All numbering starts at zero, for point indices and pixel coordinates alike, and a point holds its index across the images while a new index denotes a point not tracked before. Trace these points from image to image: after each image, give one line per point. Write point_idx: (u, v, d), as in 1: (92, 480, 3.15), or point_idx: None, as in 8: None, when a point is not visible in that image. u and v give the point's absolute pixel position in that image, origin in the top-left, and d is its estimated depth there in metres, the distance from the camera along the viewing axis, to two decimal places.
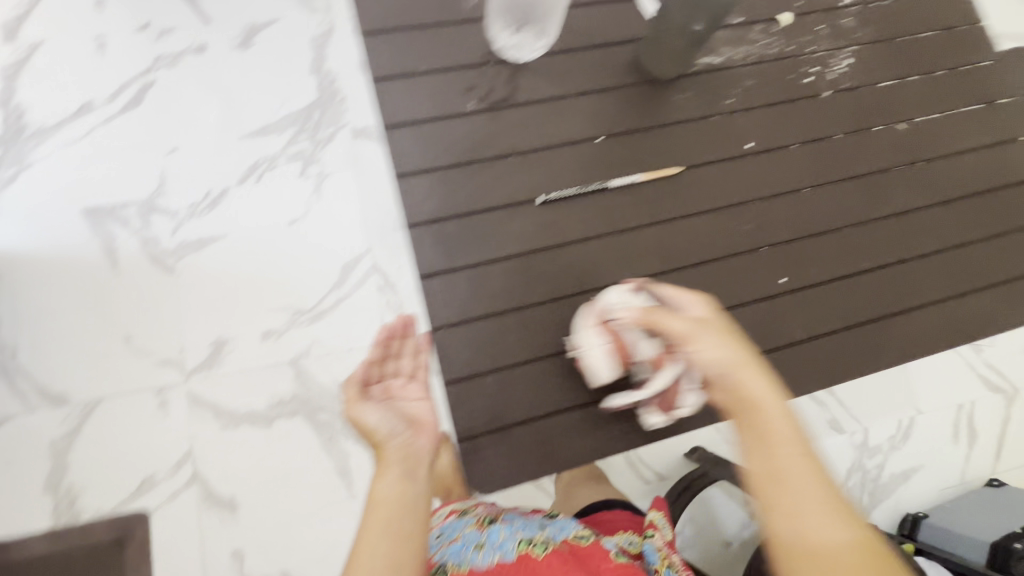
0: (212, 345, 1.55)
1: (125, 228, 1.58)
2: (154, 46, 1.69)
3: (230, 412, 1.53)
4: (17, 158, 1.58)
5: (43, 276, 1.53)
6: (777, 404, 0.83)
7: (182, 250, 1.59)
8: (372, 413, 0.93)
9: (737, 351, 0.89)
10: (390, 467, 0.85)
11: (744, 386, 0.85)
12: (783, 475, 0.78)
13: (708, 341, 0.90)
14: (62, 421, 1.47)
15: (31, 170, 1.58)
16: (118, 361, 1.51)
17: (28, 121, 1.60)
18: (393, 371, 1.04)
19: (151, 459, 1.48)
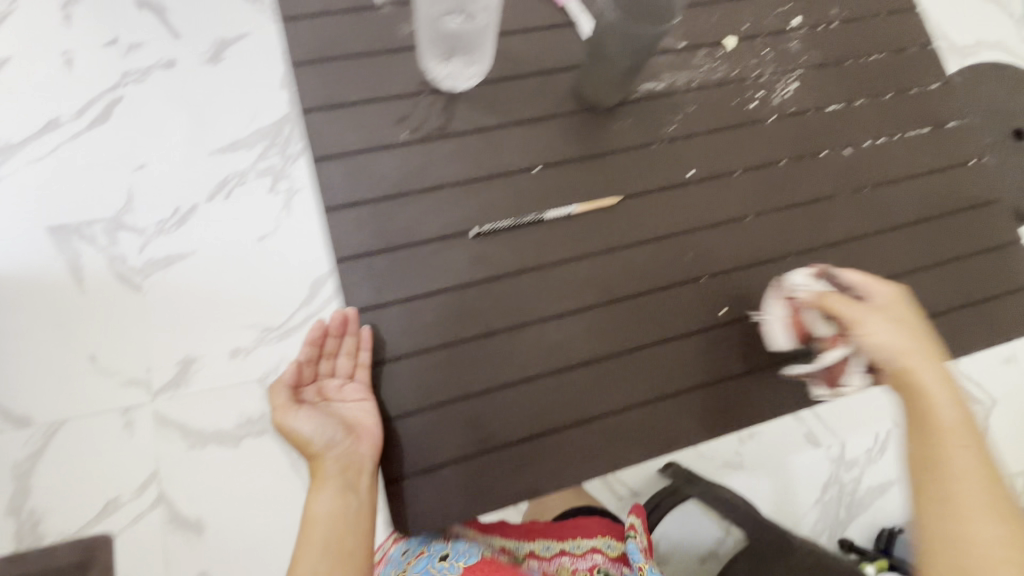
0: (177, 366, 1.40)
1: (93, 247, 1.45)
2: (124, 62, 1.55)
3: (198, 433, 1.38)
4: None
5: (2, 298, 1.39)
6: (951, 396, 0.62)
7: (148, 269, 1.45)
8: (302, 425, 0.68)
9: (905, 326, 0.65)
10: (325, 481, 0.69)
11: (915, 366, 0.63)
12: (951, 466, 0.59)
13: (874, 314, 0.65)
14: (23, 445, 1.33)
15: None
16: (88, 379, 1.38)
17: None
18: (331, 369, 0.70)
19: (117, 480, 1.34)
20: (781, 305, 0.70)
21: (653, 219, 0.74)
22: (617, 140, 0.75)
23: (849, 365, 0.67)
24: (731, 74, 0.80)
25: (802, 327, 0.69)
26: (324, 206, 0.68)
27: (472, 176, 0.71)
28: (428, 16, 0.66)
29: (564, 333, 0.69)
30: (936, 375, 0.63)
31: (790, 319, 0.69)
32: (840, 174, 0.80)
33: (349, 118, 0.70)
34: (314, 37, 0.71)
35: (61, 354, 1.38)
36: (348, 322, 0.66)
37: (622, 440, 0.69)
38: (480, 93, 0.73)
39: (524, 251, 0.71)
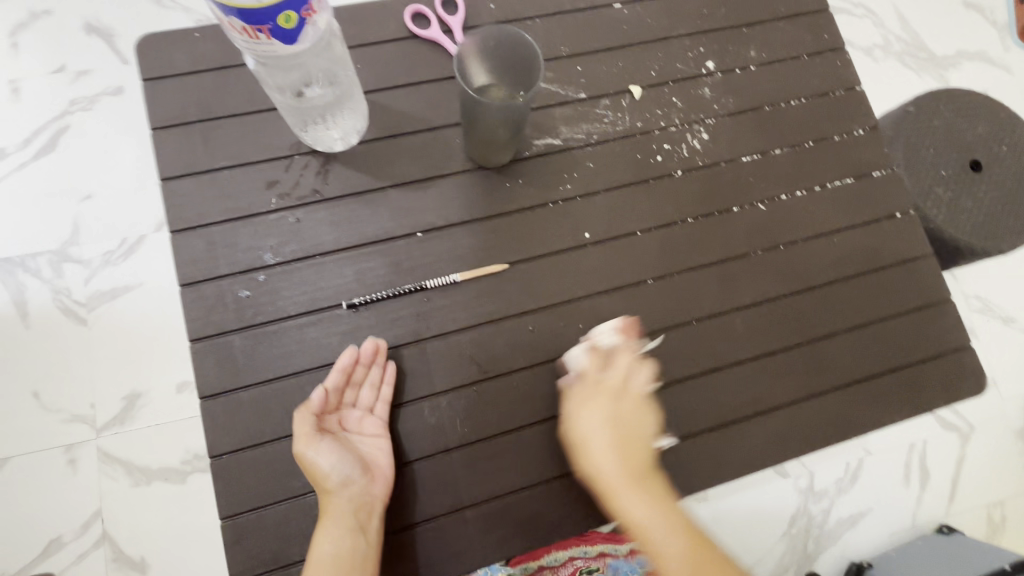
0: (125, 399, 1.00)
1: (34, 278, 1.04)
2: (70, 89, 1.12)
3: (142, 467, 0.97)
4: None
5: None
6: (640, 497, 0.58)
7: (95, 302, 1.03)
8: (322, 457, 0.58)
9: (622, 410, 0.64)
10: (334, 521, 0.57)
11: (599, 455, 0.61)
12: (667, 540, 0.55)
13: (584, 400, 0.64)
14: None
15: None
16: (28, 422, 0.99)
17: None
18: (354, 398, 0.64)
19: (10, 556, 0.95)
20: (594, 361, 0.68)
21: (539, 288, 0.69)
22: (508, 200, 0.71)
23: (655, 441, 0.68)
24: (635, 125, 0.75)
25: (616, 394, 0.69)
26: (182, 280, 0.63)
27: (347, 244, 0.67)
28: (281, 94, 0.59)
29: (443, 414, 0.65)
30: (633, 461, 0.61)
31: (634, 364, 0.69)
32: (753, 232, 0.75)
33: (211, 187, 0.66)
34: (180, 100, 0.67)
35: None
36: (378, 353, 0.64)
37: (503, 528, 0.64)
38: (359, 153, 0.69)
39: (401, 322, 0.66)
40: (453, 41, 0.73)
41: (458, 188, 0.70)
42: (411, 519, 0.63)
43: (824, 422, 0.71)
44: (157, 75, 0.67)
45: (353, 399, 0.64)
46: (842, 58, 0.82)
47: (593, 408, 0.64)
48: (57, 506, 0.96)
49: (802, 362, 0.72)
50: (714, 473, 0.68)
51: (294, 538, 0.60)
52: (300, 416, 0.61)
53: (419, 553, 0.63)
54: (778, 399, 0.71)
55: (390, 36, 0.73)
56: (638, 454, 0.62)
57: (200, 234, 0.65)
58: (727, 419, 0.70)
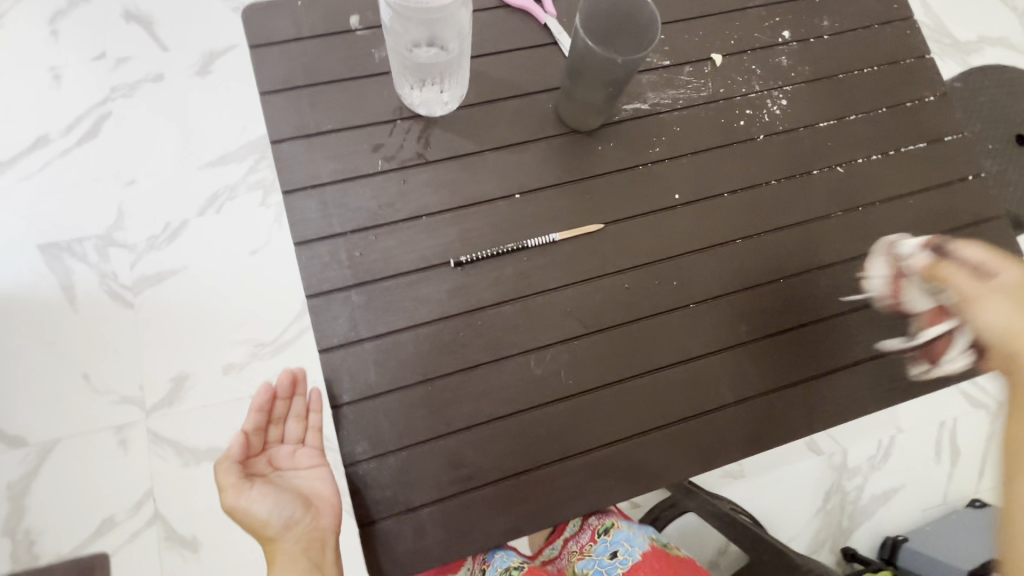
0: (173, 379, 1.15)
1: (83, 263, 1.19)
2: (111, 76, 1.27)
3: (190, 447, 1.13)
4: None
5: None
6: None
7: (140, 286, 1.19)
8: (257, 503, 0.62)
9: None
10: (285, 562, 0.61)
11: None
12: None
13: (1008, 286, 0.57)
14: (16, 464, 1.09)
15: None
16: (79, 403, 1.13)
17: None
18: (280, 435, 0.69)
19: (104, 503, 1.10)
20: (885, 262, 0.72)
21: (633, 248, 0.71)
22: (600, 163, 0.73)
23: (952, 346, 0.67)
24: (718, 92, 0.77)
25: (893, 292, 0.71)
26: (296, 239, 0.66)
27: (451, 204, 0.69)
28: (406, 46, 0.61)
29: (547, 366, 0.67)
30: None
31: (886, 278, 0.72)
32: (833, 194, 0.77)
33: (321, 149, 0.68)
34: (283, 63, 0.69)
35: (50, 372, 1.13)
36: (296, 383, 0.71)
37: (608, 476, 0.66)
38: (458, 118, 0.71)
39: (504, 280, 0.69)
40: (542, 11, 0.76)
41: (552, 152, 0.73)
42: (522, 469, 0.65)
43: (907, 375, 0.74)
44: (262, 41, 0.69)
45: (280, 436, 0.69)
46: (913, 28, 0.85)
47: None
48: (120, 473, 1.11)
49: (884, 319, 0.75)
50: (805, 424, 0.71)
51: (416, 482, 0.63)
52: (223, 470, 0.63)
53: (532, 503, 0.64)
54: (863, 353, 0.74)
55: (481, 6, 0.75)
56: None
57: (311, 194, 0.67)
58: (816, 372, 0.72)
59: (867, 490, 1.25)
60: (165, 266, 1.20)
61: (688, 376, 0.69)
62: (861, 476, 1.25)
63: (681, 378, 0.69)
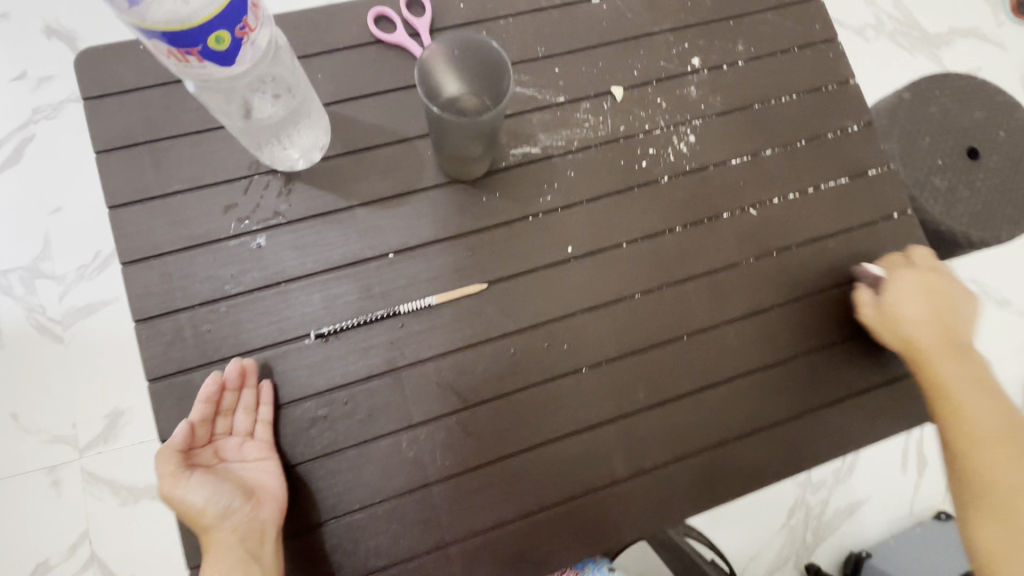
0: (107, 418, 1.11)
1: (9, 296, 1.13)
2: (33, 96, 1.21)
3: (127, 485, 1.09)
4: None
5: None
6: (981, 389, 0.61)
7: (70, 319, 1.13)
8: (193, 493, 0.54)
9: (936, 302, 0.66)
10: (219, 554, 0.53)
11: (932, 349, 0.64)
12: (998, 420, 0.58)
13: (908, 289, 0.67)
14: None
15: None
16: (6, 445, 1.08)
17: None
18: (228, 426, 0.59)
19: (37, 547, 1.06)
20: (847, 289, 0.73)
21: (519, 310, 0.65)
22: (483, 216, 0.67)
23: None
24: (617, 130, 0.71)
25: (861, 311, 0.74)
26: (137, 316, 0.59)
27: (315, 269, 0.63)
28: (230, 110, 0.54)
29: (421, 446, 0.62)
30: (962, 359, 0.63)
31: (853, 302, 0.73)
32: (745, 239, 0.71)
33: (165, 213, 0.61)
34: (122, 119, 0.62)
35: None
36: (248, 374, 0.59)
37: (491, 566, 0.60)
38: (323, 171, 0.65)
39: (376, 349, 0.63)
40: (419, 46, 0.69)
41: (429, 205, 0.66)
42: (396, 563, 0.60)
43: (824, 437, 0.68)
44: (95, 93, 0.62)
45: (227, 426, 0.59)
46: (835, 50, 0.78)
47: (926, 300, 0.66)
48: (47, 528, 1.06)
49: (802, 375, 0.69)
50: (712, 495, 0.65)
51: None
52: (161, 454, 0.55)
53: None
54: (779, 415, 0.67)
55: (352, 42, 0.68)
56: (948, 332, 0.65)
57: (154, 264, 0.60)
58: (726, 438, 0.66)
59: (832, 504, 1.20)
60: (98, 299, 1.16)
61: (578, 448, 0.64)
62: (826, 490, 1.19)
63: (571, 450, 0.64)
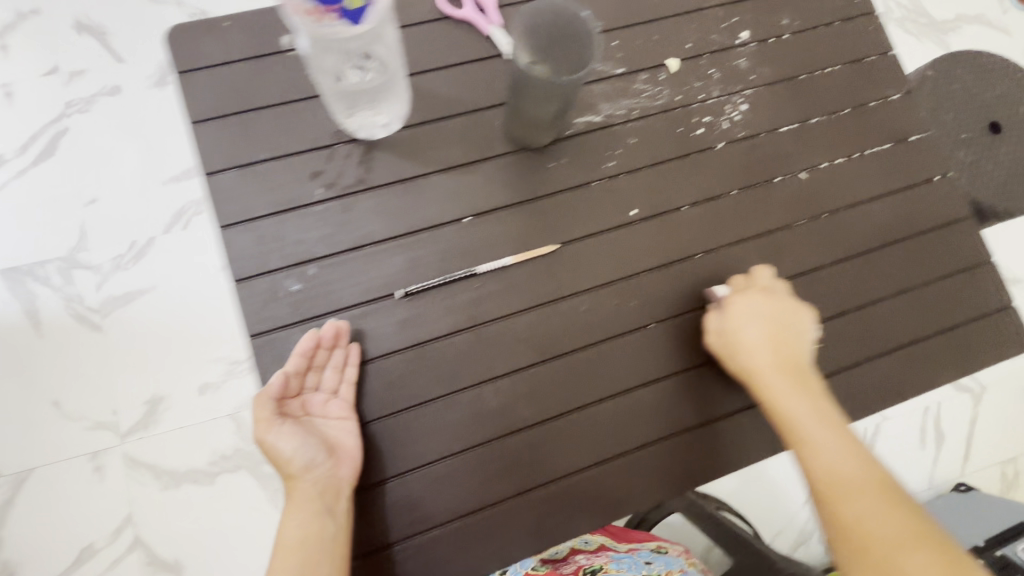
0: (147, 405, 1.12)
1: (46, 286, 1.16)
2: (64, 90, 1.22)
3: (168, 469, 1.11)
4: None
5: None
6: (819, 418, 0.59)
7: (108, 307, 1.16)
8: (283, 443, 0.58)
9: (779, 324, 0.65)
10: (301, 503, 0.57)
11: (769, 379, 0.63)
12: (837, 453, 0.57)
13: (748, 311, 0.66)
14: None
15: None
16: (50, 431, 1.11)
17: None
18: (316, 382, 0.62)
19: (85, 528, 1.08)
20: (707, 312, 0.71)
21: (589, 270, 0.69)
22: (551, 181, 0.70)
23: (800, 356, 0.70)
24: (674, 100, 0.75)
25: None
26: (235, 277, 0.63)
27: (397, 231, 0.66)
28: (328, 70, 0.60)
29: (503, 398, 0.65)
30: (801, 386, 0.62)
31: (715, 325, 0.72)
32: (797, 201, 0.75)
33: (257, 179, 0.65)
34: (213, 91, 0.65)
35: (17, 404, 1.11)
36: (340, 335, 0.63)
37: (572, 509, 0.64)
38: (401, 140, 0.68)
39: (456, 307, 0.66)
40: (487, 21, 0.72)
41: (500, 171, 0.69)
42: (483, 506, 0.63)
43: (869, 386, 0.73)
44: (186, 66, 0.65)
45: (315, 381, 0.62)
46: (875, 24, 0.82)
47: (765, 323, 0.65)
48: (86, 516, 1.09)
49: (849, 330, 0.74)
50: (773, 441, 0.69)
51: (378, 519, 0.62)
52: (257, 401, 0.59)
53: (494, 538, 0.63)
54: (830, 365, 0.72)
55: (422, 18, 0.71)
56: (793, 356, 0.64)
57: (249, 229, 0.64)
58: None
59: None
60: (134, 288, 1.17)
61: (648, 399, 0.67)
62: None
63: (641, 401, 0.67)
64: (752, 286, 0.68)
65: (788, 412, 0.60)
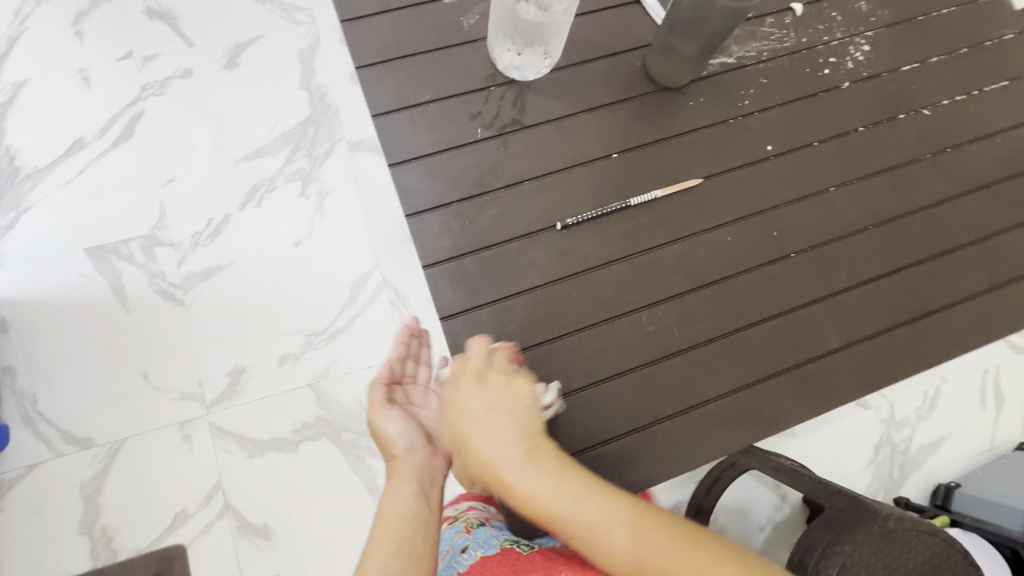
0: (231, 375, 1.07)
1: (133, 264, 1.11)
2: (139, 75, 1.21)
3: (253, 438, 1.04)
4: (12, 203, 1.13)
5: (48, 318, 1.07)
6: (582, 499, 0.43)
7: (190, 283, 1.11)
8: (391, 425, 0.64)
9: (496, 402, 0.49)
10: (402, 481, 0.59)
11: (518, 481, 0.45)
12: (609, 531, 0.42)
13: (460, 402, 0.50)
14: (86, 466, 1.01)
15: (30, 216, 1.12)
16: (143, 402, 1.05)
17: (21, 163, 1.15)
18: (414, 377, 0.73)
19: (177, 495, 1.01)
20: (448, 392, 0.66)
21: (730, 203, 0.72)
22: (690, 120, 0.73)
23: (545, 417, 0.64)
24: (800, 42, 0.77)
25: None
26: (407, 211, 0.67)
27: (552, 167, 0.70)
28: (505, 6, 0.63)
29: (659, 322, 0.68)
30: (545, 466, 0.45)
31: None
32: (921, 137, 0.77)
33: (424, 121, 0.68)
34: (378, 39, 0.70)
35: (109, 375, 1.05)
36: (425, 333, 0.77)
37: (726, 425, 0.68)
38: (551, 82, 0.71)
39: (611, 238, 0.69)
40: None
41: (644, 112, 0.73)
42: (655, 420, 0.67)
43: (1000, 311, 0.75)
44: (353, 18, 0.69)
45: (414, 375, 0.72)
46: None
47: (483, 407, 0.49)
48: (179, 486, 1.01)
49: (979, 258, 0.76)
50: (912, 362, 0.72)
51: (557, 434, 0.65)
52: (373, 387, 0.69)
53: (662, 451, 0.66)
54: (962, 292, 0.75)
55: None
56: (529, 430, 0.48)
57: (415, 166, 0.68)
58: (917, 312, 0.73)
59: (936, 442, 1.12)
60: (213, 262, 1.12)
61: (794, 324, 0.70)
62: None
63: (788, 325, 0.70)
64: (464, 372, 0.52)
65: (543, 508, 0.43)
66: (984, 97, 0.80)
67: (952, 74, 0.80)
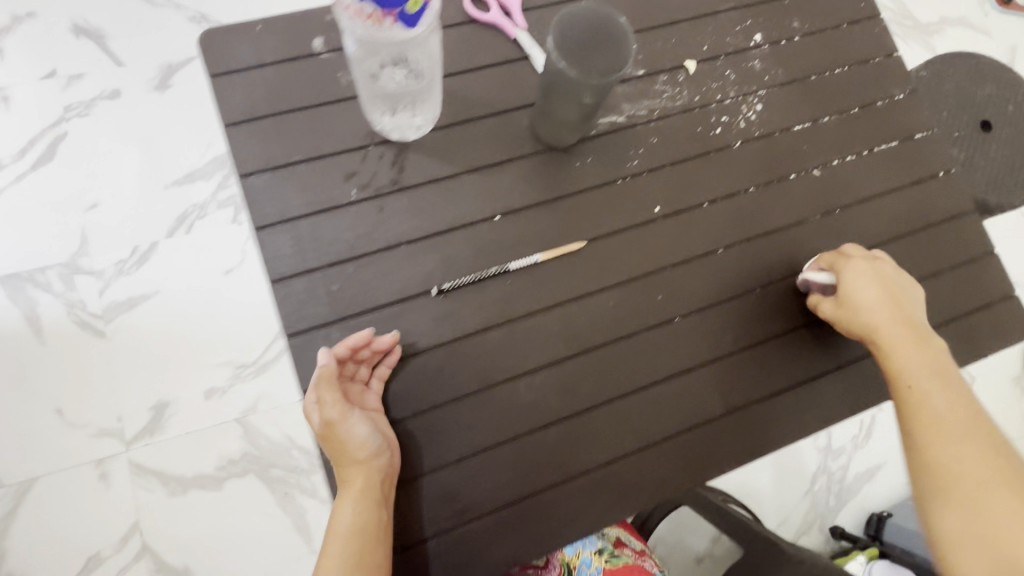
0: (154, 409, 1.08)
1: (49, 292, 1.11)
2: (63, 95, 1.18)
3: (175, 476, 1.07)
4: None
5: None
6: (931, 377, 0.64)
7: (111, 313, 1.11)
8: (352, 429, 0.59)
9: (889, 291, 0.68)
10: (363, 491, 0.59)
11: (894, 340, 0.66)
12: (942, 401, 0.62)
13: (859, 280, 0.68)
14: None
15: None
16: (55, 440, 1.06)
17: None
18: (354, 373, 0.63)
19: (94, 536, 1.04)
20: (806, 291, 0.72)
21: (612, 266, 0.71)
22: (578, 180, 0.72)
23: None
24: (693, 100, 0.77)
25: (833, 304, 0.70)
26: (274, 276, 0.64)
27: (431, 229, 0.68)
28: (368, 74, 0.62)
29: (538, 390, 0.67)
30: (920, 348, 0.66)
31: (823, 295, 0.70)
32: (811, 199, 0.78)
33: (296, 180, 0.66)
34: (251, 94, 0.67)
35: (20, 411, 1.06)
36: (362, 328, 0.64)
37: (607, 496, 0.66)
38: (433, 140, 0.69)
39: (488, 303, 0.67)
40: (514, 24, 0.74)
41: (530, 171, 0.71)
42: (529, 492, 0.65)
43: None
44: (225, 73, 0.67)
45: (354, 371, 0.63)
46: (879, 25, 0.86)
47: (878, 288, 0.68)
48: (89, 527, 1.04)
49: None
50: (793, 428, 0.71)
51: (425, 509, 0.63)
52: (321, 387, 0.59)
53: (535, 526, 0.64)
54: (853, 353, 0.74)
55: (450, 22, 0.74)
56: (912, 323, 0.67)
57: (285, 229, 0.65)
58: (805, 376, 0.73)
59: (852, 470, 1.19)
60: (138, 292, 1.12)
61: (668, 393, 0.69)
62: (846, 456, 1.18)
63: (665, 392, 0.69)
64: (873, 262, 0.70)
65: (900, 358, 0.65)
66: (875, 155, 0.81)
67: (841, 132, 0.80)
